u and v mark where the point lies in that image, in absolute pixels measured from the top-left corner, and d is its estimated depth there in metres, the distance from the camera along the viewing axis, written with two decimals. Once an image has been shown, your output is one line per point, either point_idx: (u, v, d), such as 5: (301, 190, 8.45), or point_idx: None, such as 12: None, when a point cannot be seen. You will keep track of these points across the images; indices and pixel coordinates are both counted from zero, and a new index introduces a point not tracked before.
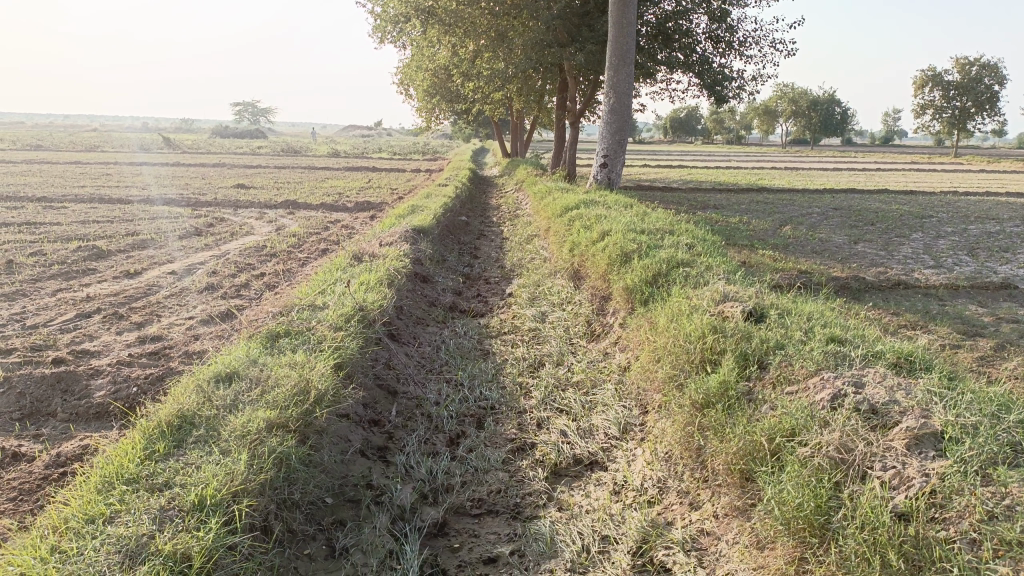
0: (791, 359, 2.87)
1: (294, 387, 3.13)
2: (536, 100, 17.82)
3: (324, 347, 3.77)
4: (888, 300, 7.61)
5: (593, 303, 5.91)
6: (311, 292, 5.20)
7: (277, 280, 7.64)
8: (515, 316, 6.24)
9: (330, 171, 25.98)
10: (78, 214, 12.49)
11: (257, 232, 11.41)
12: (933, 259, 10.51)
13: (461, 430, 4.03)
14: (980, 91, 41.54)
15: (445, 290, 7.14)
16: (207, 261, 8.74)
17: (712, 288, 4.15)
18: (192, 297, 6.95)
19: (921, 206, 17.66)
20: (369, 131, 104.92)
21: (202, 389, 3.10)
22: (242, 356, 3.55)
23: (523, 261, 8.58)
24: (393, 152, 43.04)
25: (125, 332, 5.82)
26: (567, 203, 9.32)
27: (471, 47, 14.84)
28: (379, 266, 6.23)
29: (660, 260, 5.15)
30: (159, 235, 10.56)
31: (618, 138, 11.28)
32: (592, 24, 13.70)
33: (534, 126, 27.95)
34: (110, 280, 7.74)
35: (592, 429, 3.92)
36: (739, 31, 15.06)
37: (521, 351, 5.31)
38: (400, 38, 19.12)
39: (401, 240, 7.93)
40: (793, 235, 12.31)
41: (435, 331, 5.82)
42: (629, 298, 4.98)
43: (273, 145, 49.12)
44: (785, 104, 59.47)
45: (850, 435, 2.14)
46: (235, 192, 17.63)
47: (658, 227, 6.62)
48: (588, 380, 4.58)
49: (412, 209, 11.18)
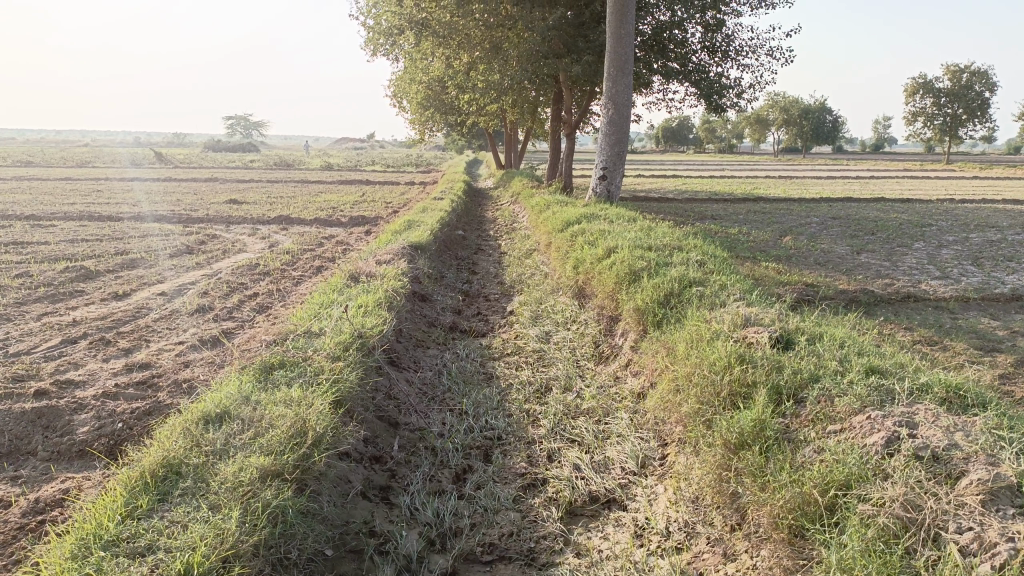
0: (831, 395, 2.66)
1: (290, 428, 2.89)
2: (531, 111, 17.64)
3: (321, 380, 3.53)
4: (898, 313, 7.41)
5: (600, 323, 5.68)
6: (306, 317, 4.97)
7: (270, 301, 7.39)
8: (518, 336, 6.01)
9: (323, 185, 25.75)
10: (66, 232, 12.22)
11: (250, 248, 11.17)
12: (938, 269, 10.33)
13: (468, 464, 3.79)
14: (971, 98, 41.61)
15: (444, 310, 6.91)
16: (198, 281, 8.49)
17: (731, 311, 3.94)
18: (182, 320, 6.70)
19: (919, 214, 17.54)
20: (362, 144, 104.77)
21: (191, 431, 2.86)
22: (234, 391, 3.31)
23: (522, 277, 8.37)
24: (386, 164, 42.85)
25: (112, 360, 5.56)
26: (568, 217, 9.11)
27: (466, 59, 14.68)
28: (377, 287, 6.00)
29: (671, 279, 4.94)
30: (149, 254, 10.30)
31: (618, 150, 11.09)
32: (588, 35, 13.55)
33: (528, 138, 27.82)
34: (98, 303, 7.48)
35: (607, 463, 3.68)
36: (735, 40, 14.94)
37: (526, 375, 5.08)
38: (392, 50, 18.93)
39: (398, 258, 7.70)
40: (795, 246, 12.12)
41: (437, 354, 5.59)
42: (641, 319, 4.76)
43: (266, 158, 48.78)
44: (776, 113, 59.61)
45: (914, 489, 1.94)
46: (227, 207, 17.38)
47: (665, 243, 6.41)
48: (600, 407, 4.35)
49: (408, 224, 10.97)
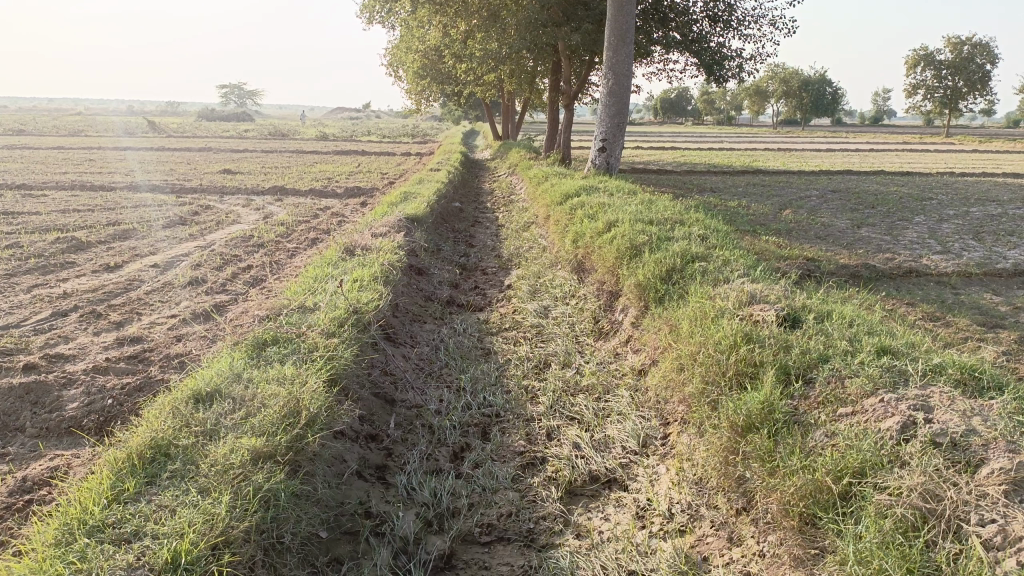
0: (841, 377, 2.59)
1: (283, 407, 2.80)
2: (529, 81, 17.39)
3: (316, 356, 3.44)
4: (900, 289, 7.32)
5: (600, 299, 5.58)
6: (300, 291, 4.86)
7: (265, 274, 7.28)
8: (517, 311, 5.91)
9: (319, 155, 25.49)
10: (58, 202, 12.05)
11: (244, 220, 11.03)
12: (940, 244, 10.22)
13: (466, 442, 3.72)
14: (972, 70, 41.21)
15: (441, 283, 6.81)
16: (191, 253, 8.37)
17: (736, 288, 3.85)
18: (175, 292, 6.59)
19: (919, 187, 17.40)
20: (358, 114, 103.66)
21: (180, 411, 2.77)
22: (226, 368, 3.22)
23: (520, 251, 8.26)
24: (381, 135, 42.45)
25: (103, 333, 5.46)
26: (567, 190, 8.97)
27: (463, 27, 14.42)
28: (372, 261, 5.89)
29: (673, 254, 4.84)
30: (142, 225, 10.15)
31: (618, 121, 10.92)
32: (588, 3, 13.29)
33: (525, 108, 27.50)
34: (90, 275, 7.36)
35: (608, 442, 3.61)
36: (738, 10, 14.69)
37: (525, 350, 4.99)
38: (389, 18, 18.61)
39: (394, 230, 7.58)
40: (795, 220, 12.00)
41: (433, 329, 5.49)
42: (642, 295, 4.66)
43: (262, 128, 48.24)
44: (775, 84, 59.07)
45: (933, 479, 1.88)
46: (222, 178, 17.17)
47: (667, 217, 6.30)
48: (600, 384, 4.27)
49: (405, 196, 10.83)
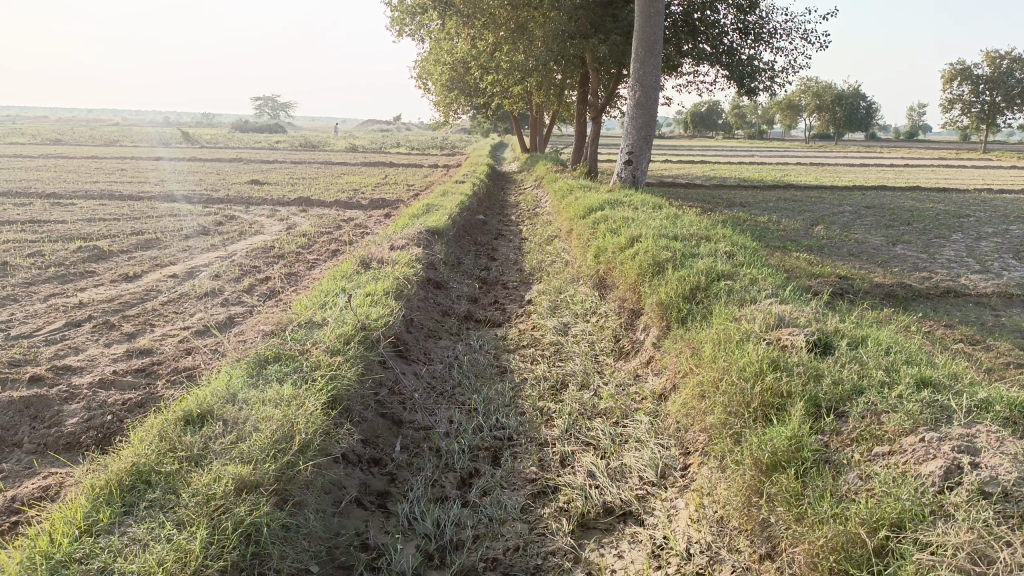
0: (878, 412, 2.37)
1: (276, 432, 2.64)
2: (556, 94, 17.27)
3: (317, 375, 3.29)
4: (937, 310, 7.01)
5: (621, 317, 5.37)
6: (310, 305, 4.72)
7: (282, 286, 7.18)
8: (535, 327, 5.73)
9: (346, 166, 25.60)
10: (85, 211, 12.12)
11: (266, 230, 10.99)
12: (979, 263, 9.86)
13: (474, 468, 3.53)
14: (1011, 85, 40.28)
15: (460, 298, 6.65)
16: (210, 263, 8.31)
17: (763, 309, 3.63)
18: (191, 303, 6.50)
19: (956, 204, 16.94)
20: (389, 127, 104.40)
21: (168, 433, 2.63)
22: (222, 389, 3.08)
23: (542, 265, 8.09)
24: (411, 146, 42.69)
25: (114, 345, 5.37)
26: (590, 203, 8.78)
27: (490, 39, 14.36)
28: (387, 274, 5.75)
29: (698, 271, 4.63)
30: (165, 235, 10.14)
31: (644, 134, 10.71)
32: (616, 14, 13.14)
33: (554, 121, 27.39)
34: (108, 285, 7.31)
35: (625, 471, 3.40)
36: (769, 22, 14.42)
37: (542, 369, 4.79)
38: (417, 30, 18.63)
39: (413, 243, 7.44)
40: (826, 237, 11.68)
41: (449, 345, 5.33)
42: (664, 314, 4.45)
43: (292, 139, 48.82)
44: (808, 98, 58.40)
45: (983, 537, 1.67)
46: (249, 188, 17.25)
47: (693, 232, 6.08)
48: (619, 408, 4.07)
49: (427, 208, 10.70)
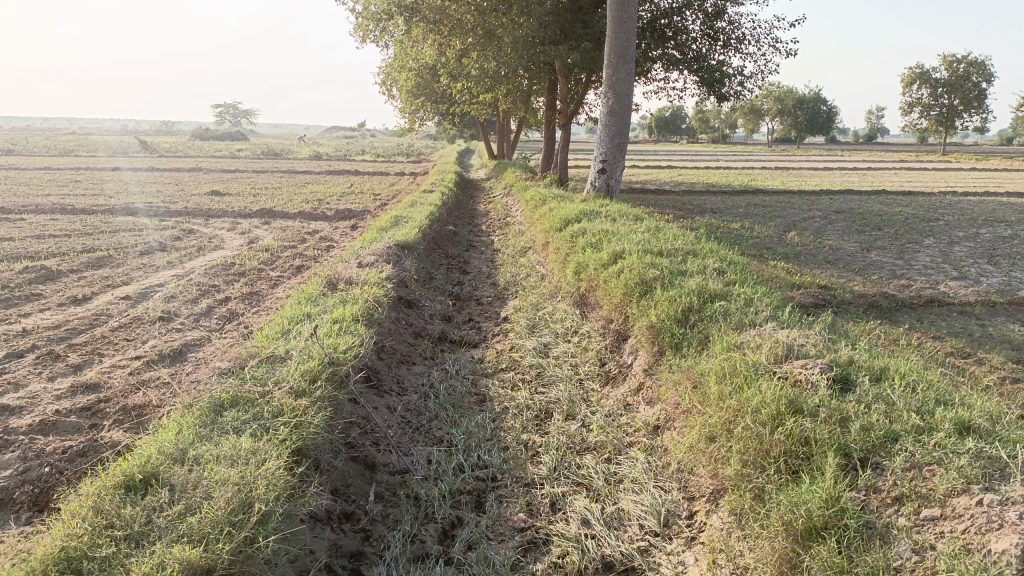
0: (920, 467, 2.11)
1: (231, 500, 2.29)
2: (524, 101, 17.05)
3: (280, 423, 2.92)
4: (923, 320, 6.83)
5: (605, 338, 5.08)
6: (272, 336, 4.33)
7: (243, 308, 6.78)
8: (514, 348, 5.41)
9: (311, 175, 25.09)
10: (35, 228, 11.51)
11: (227, 245, 10.53)
12: (955, 269, 9.75)
13: (457, 517, 3.19)
14: (968, 88, 41.06)
15: (433, 317, 6.31)
16: (167, 283, 7.87)
17: (766, 336, 3.36)
18: (145, 329, 6.08)
19: (923, 207, 17.01)
20: (354, 134, 103.26)
21: (104, 505, 2.26)
22: (169, 445, 2.71)
23: (517, 278, 7.79)
24: (377, 154, 42.23)
25: (58, 379, 4.93)
26: (566, 214, 8.50)
27: (458, 46, 14.03)
28: (355, 296, 5.40)
29: (689, 292, 4.38)
30: (119, 252, 9.63)
31: (617, 142, 10.47)
32: (586, 20, 12.95)
33: (522, 128, 27.11)
34: (55, 308, 6.84)
35: (622, 517, 3.09)
36: (738, 29, 14.35)
37: (522, 397, 4.47)
38: (382, 37, 18.25)
39: (382, 259, 7.08)
40: (801, 243, 11.53)
41: (422, 371, 4.98)
42: (656, 338, 4.16)
43: (255, 148, 47.90)
44: (770, 102, 59.02)
45: None
46: (209, 200, 16.69)
47: (678, 247, 5.82)
48: (610, 442, 3.77)
49: (395, 220, 10.34)
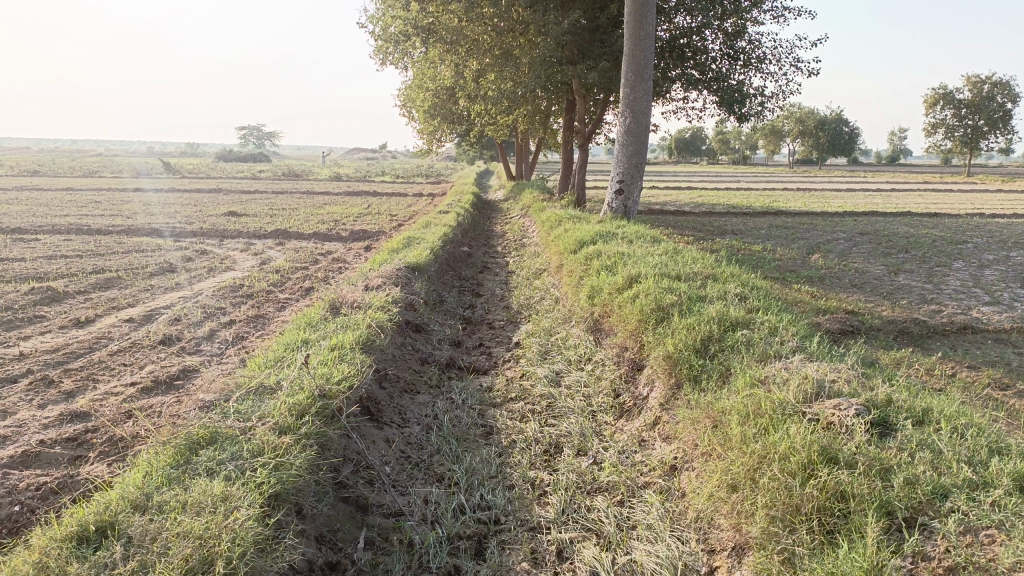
0: (977, 532, 1.82)
1: (191, 556, 2.05)
2: (542, 121, 16.89)
3: (258, 464, 2.68)
4: (956, 349, 6.49)
5: (620, 366, 4.80)
6: (265, 365, 4.10)
7: (247, 331, 6.57)
8: (525, 376, 5.14)
9: (329, 196, 25.07)
10: (47, 248, 11.44)
11: (238, 266, 10.37)
12: (987, 293, 9.37)
13: (454, 565, 2.90)
14: (993, 109, 40.43)
15: (441, 342, 6.06)
16: (173, 305, 7.69)
17: (794, 371, 3.07)
18: (143, 354, 5.87)
19: (951, 229, 16.57)
20: (373, 155, 104.09)
21: (49, 562, 2.03)
22: (133, 489, 2.47)
23: (530, 301, 7.54)
24: (395, 175, 42.28)
25: (49, 407, 4.70)
26: (581, 236, 8.26)
27: (474, 66, 13.90)
28: (358, 321, 5.16)
29: (709, 320, 4.10)
30: (128, 273, 9.49)
31: (635, 162, 10.23)
32: (604, 39, 12.76)
33: (540, 148, 26.98)
34: (55, 331, 6.67)
35: (635, 570, 2.79)
36: (758, 48, 14.10)
37: (531, 430, 4.19)
38: (400, 59, 18.25)
39: (390, 282, 6.86)
40: (826, 266, 11.19)
41: (426, 400, 4.72)
42: (672, 370, 3.88)
43: (275, 169, 48.18)
44: (791, 123, 58.62)
45: None
46: (226, 220, 16.63)
47: (697, 271, 5.55)
48: (623, 482, 3.48)
49: (408, 241, 10.14)
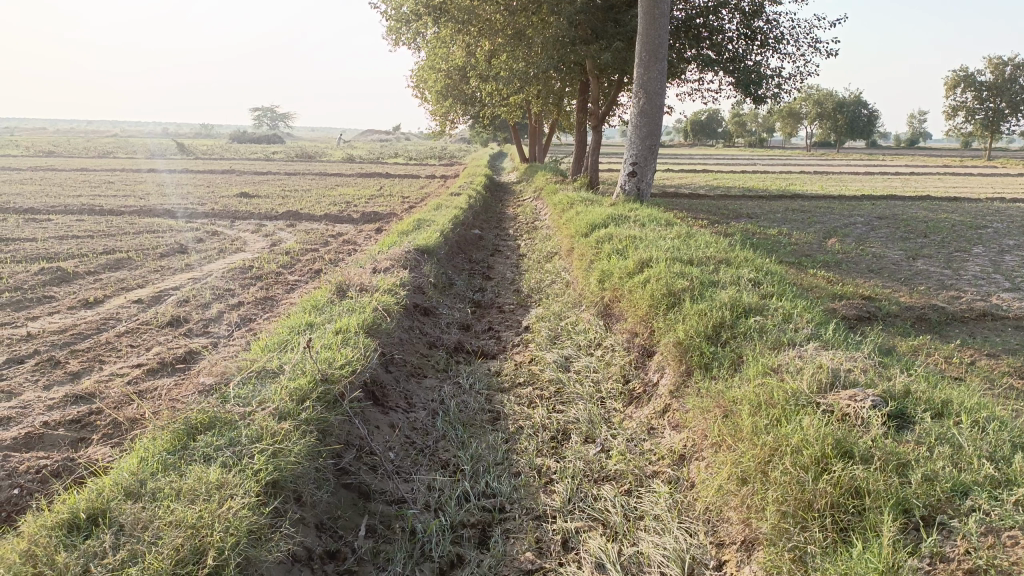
0: (1001, 533, 1.72)
1: (183, 546, 2.01)
2: (555, 103, 16.73)
3: (255, 451, 2.63)
4: (975, 336, 6.35)
5: (630, 352, 4.72)
6: (269, 349, 4.04)
7: (255, 313, 6.53)
8: (533, 361, 5.07)
9: (342, 177, 25.03)
10: (59, 228, 11.45)
11: (249, 247, 10.34)
12: (1007, 279, 9.19)
13: (457, 554, 2.83)
14: (1015, 91, 39.72)
15: (450, 326, 5.99)
16: (182, 286, 7.67)
17: (809, 359, 2.97)
18: (150, 335, 5.84)
19: (970, 213, 16.31)
20: (387, 137, 103.90)
21: (37, 550, 1.98)
22: (127, 475, 2.42)
23: (541, 285, 7.46)
24: (409, 157, 42.18)
25: (54, 388, 4.67)
26: (592, 219, 8.14)
27: (487, 46, 13.74)
28: (364, 304, 5.09)
29: (721, 305, 4.00)
30: (138, 254, 9.47)
31: (649, 144, 10.07)
32: (619, 19, 12.58)
33: (554, 130, 26.78)
34: (64, 312, 6.65)
35: (642, 562, 2.72)
36: (777, 28, 13.84)
37: (538, 417, 4.12)
38: (412, 39, 18.09)
39: (399, 264, 6.79)
40: (842, 251, 11.01)
41: (433, 385, 4.65)
42: (683, 356, 3.79)
43: (289, 150, 48.19)
44: (809, 106, 57.91)
45: None
46: (238, 201, 16.63)
47: (711, 255, 5.44)
48: (631, 472, 3.40)
49: (418, 223, 10.07)
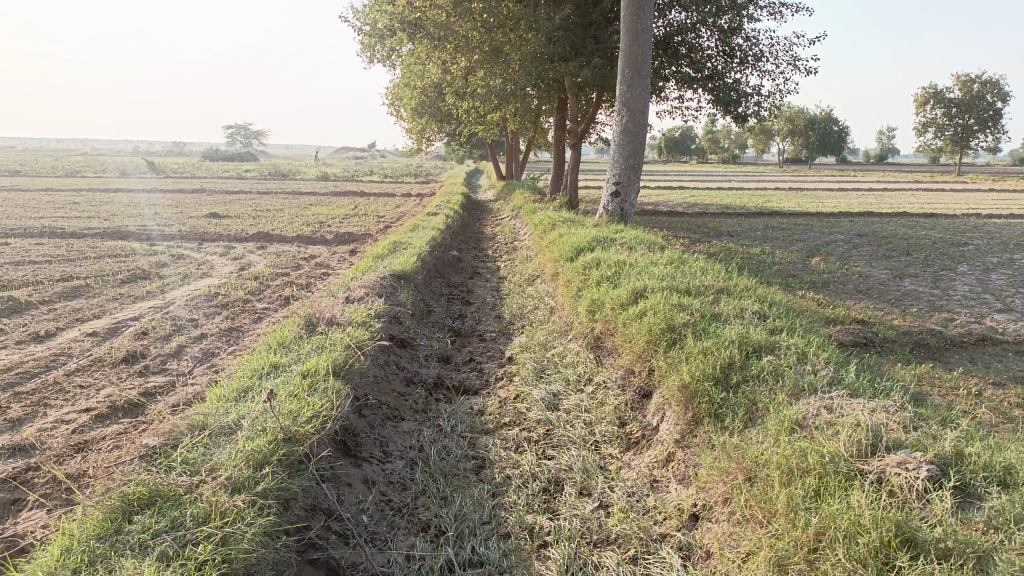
0: None
1: None
2: (533, 121, 16.49)
3: (203, 538, 2.23)
4: (976, 362, 6.09)
5: (625, 391, 4.36)
6: (227, 397, 3.62)
7: (218, 347, 6.08)
8: (520, 398, 4.68)
9: (316, 196, 24.58)
10: (15, 253, 10.88)
11: (216, 272, 9.87)
12: (997, 299, 9.00)
13: None
14: (983, 108, 40.36)
15: (428, 359, 5.59)
16: (142, 316, 7.20)
17: (840, 414, 2.62)
18: (103, 374, 5.36)
19: (949, 230, 16.25)
20: (361, 154, 103.49)
21: None
22: None
23: (524, 310, 7.10)
24: (385, 174, 41.83)
25: None
26: (577, 242, 7.81)
27: (463, 63, 13.45)
28: (336, 340, 4.69)
29: (728, 344, 3.67)
30: (98, 281, 8.96)
31: (632, 163, 9.77)
32: (598, 35, 12.36)
33: (531, 147, 26.57)
34: (11, 347, 6.16)
35: None
36: (755, 46, 13.70)
37: (528, 465, 3.73)
38: (387, 56, 17.78)
39: (373, 292, 6.39)
40: (828, 270, 10.78)
41: (411, 428, 4.24)
42: (690, 402, 3.43)
43: (262, 168, 47.53)
44: (782, 123, 58.46)
45: None
46: (207, 222, 16.11)
47: (708, 285, 5.12)
48: (637, 535, 2.99)
49: (393, 245, 9.68)
